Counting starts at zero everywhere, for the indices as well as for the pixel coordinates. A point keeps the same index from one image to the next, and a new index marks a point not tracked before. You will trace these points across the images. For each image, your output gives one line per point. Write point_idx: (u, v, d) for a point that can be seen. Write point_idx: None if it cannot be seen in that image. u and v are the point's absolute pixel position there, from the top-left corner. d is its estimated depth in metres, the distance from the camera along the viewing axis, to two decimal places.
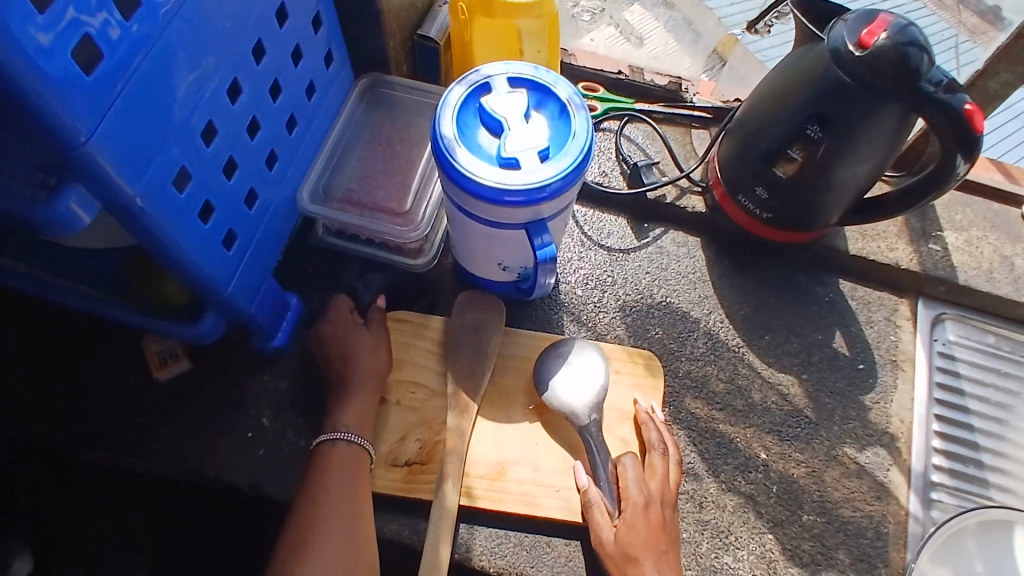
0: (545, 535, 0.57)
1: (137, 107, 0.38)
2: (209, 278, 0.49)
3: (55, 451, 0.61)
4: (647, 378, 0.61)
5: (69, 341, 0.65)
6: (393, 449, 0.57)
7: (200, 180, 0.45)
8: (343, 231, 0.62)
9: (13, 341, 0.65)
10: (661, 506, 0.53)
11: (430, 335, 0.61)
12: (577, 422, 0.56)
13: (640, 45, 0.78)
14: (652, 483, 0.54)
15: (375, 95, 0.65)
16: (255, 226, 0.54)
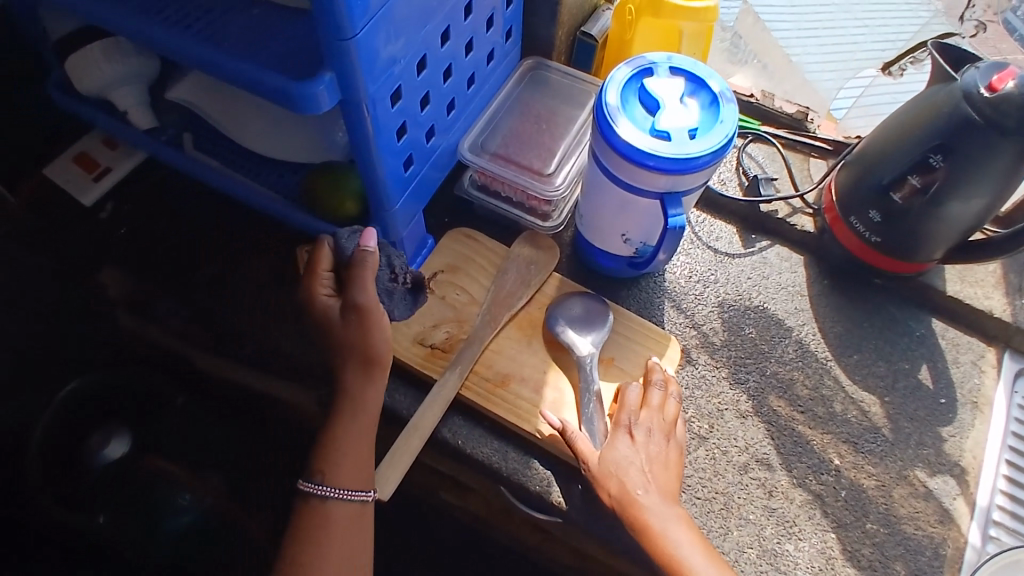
0: None
1: (382, 24, 0.46)
2: (383, 191, 0.58)
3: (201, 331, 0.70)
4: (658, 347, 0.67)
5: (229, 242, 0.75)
6: (424, 331, 0.66)
7: (404, 103, 0.53)
8: (486, 185, 0.70)
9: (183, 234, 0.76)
10: (647, 431, 0.58)
11: (486, 256, 0.70)
12: (576, 354, 0.64)
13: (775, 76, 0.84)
14: (644, 414, 0.59)
15: (534, 75, 0.72)
16: (424, 161, 0.62)
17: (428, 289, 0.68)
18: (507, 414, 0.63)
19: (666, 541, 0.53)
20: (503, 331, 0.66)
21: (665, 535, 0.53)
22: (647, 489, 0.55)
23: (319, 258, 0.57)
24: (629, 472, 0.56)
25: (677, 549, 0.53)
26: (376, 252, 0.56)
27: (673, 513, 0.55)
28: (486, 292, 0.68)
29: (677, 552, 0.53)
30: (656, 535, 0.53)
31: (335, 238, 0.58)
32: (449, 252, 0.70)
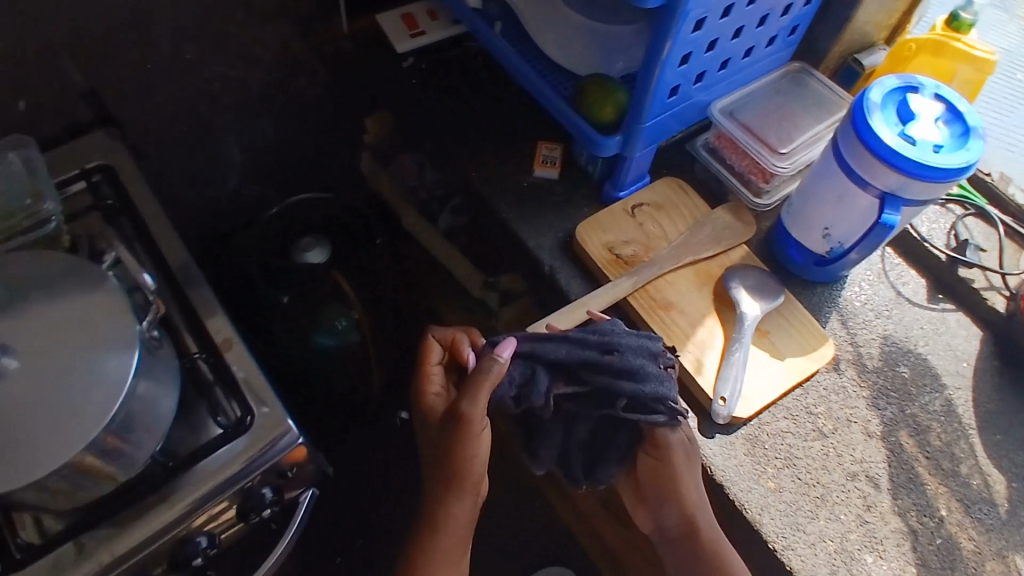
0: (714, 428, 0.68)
1: None
2: (646, 105, 0.67)
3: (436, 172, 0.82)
4: (814, 347, 0.71)
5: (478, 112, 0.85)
6: (616, 240, 0.74)
7: (700, 35, 0.63)
8: (718, 149, 0.78)
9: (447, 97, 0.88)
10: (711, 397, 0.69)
11: (690, 207, 0.78)
12: (738, 313, 0.71)
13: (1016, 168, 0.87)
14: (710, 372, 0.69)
15: (797, 76, 0.80)
16: (683, 100, 0.71)
17: (632, 212, 0.77)
18: (661, 331, 0.70)
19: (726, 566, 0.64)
20: (682, 270, 0.74)
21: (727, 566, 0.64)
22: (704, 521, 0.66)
23: (432, 350, 0.68)
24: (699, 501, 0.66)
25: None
26: (501, 364, 0.63)
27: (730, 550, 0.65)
28: (679, 234, 0.76)
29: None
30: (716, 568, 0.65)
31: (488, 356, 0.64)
32: (660, 191, 0.78)
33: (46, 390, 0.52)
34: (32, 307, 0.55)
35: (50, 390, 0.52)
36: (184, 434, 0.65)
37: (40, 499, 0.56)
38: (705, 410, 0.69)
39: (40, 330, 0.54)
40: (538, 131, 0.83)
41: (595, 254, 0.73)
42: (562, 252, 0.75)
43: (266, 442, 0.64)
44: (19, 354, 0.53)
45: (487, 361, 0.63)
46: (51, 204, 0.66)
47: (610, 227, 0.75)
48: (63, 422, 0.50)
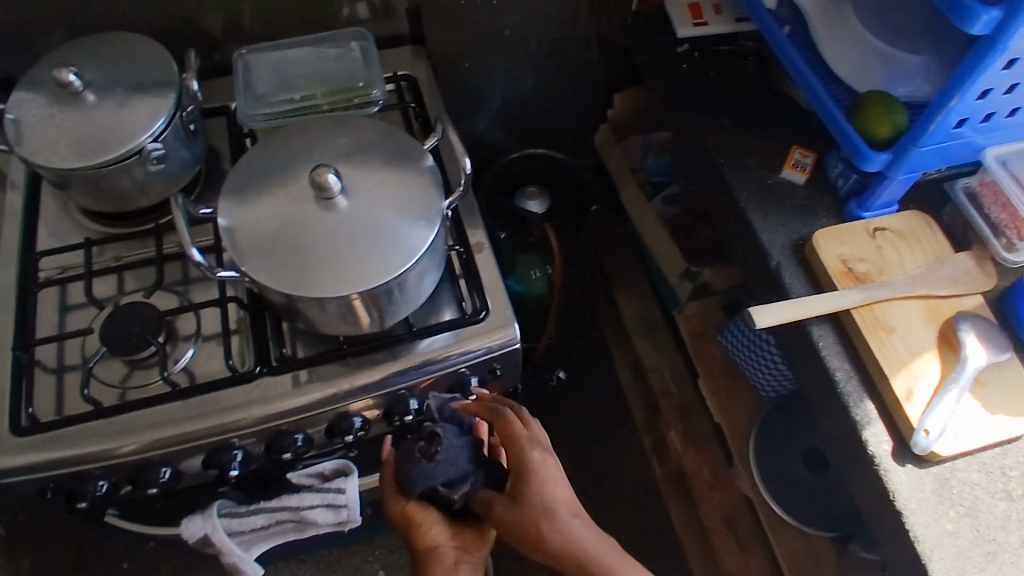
0: (905, 458, 0.68)
1: None
2: (928, 130, 0.69)
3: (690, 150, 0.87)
4: None
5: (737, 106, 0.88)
6: (851, 255, 0.75)
7: (1009, 74, 0.64)
8: (976, 196, 0.77)
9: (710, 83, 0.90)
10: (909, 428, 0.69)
11: (932, 244, 0.77)
12: (961, 354, 0.70)
13: None
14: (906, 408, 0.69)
15: None
16: (962, 137, 0.71)
17: (871, 234, 0.77)
18: (878, 350, 0.70)
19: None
20: (912, 300, 0.74)
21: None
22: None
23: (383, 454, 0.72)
24: (571, 543, 0.62)
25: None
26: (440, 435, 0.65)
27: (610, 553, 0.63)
28: (916, 267, 0.76)
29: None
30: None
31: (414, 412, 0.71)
32: (904, 222, 0.79)
33: (355, 235, 0.59)
34: (363, 163, 0.62)
35: (358, 237, 0.59)
36: (423, 312, 0.73)
37: (317, 321, 0.66)
38: (902, 438, 0.69)
39: (364, 186, 0.61)
40: (792, 135, 0.85)
41: (828, 263, 0.74)
42: (790, 252, 0.77)
43: (490, 337, 0.70)
44: (345, 198, 0.60)
45: (398, 497, 0.70)
46: (378, 91, 0.74)
47: (847, 240, 0.76)
48: (361, 268, 0.58)
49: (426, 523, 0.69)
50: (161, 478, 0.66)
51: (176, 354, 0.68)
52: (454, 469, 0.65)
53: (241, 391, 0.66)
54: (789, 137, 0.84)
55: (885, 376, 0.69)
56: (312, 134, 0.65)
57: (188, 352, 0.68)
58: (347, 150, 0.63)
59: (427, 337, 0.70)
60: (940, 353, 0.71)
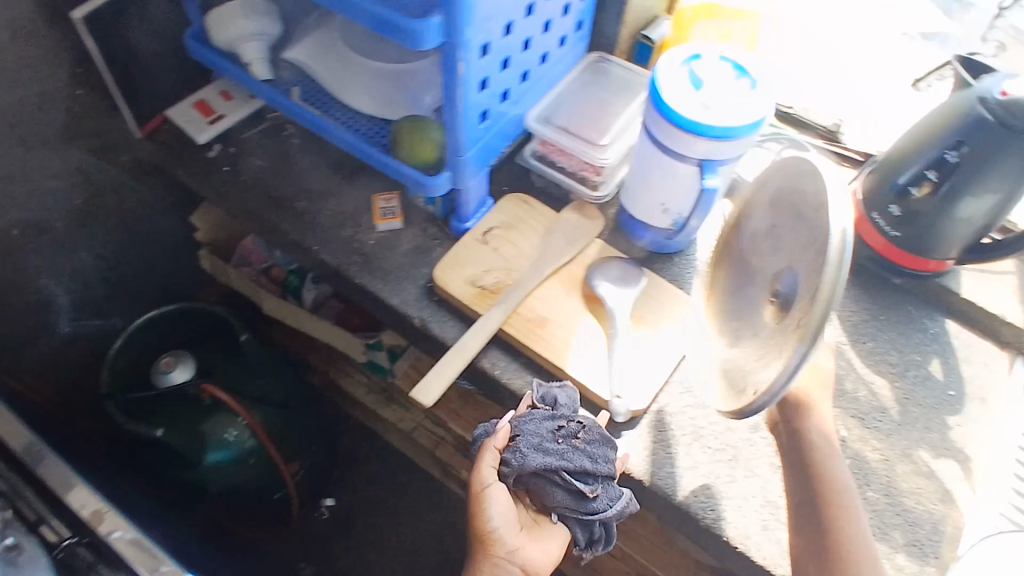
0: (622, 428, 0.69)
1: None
2: (459, 137, 0.65)
3: (286, 248, 0.80)
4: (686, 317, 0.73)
5: (304, 181, 0.82)
6: (476, 273, 0.74)
7: (488, 62, 0.62)
8: (545, 155, 0.79)
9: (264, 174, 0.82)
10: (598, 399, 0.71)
11: (539, 218, 0.78)
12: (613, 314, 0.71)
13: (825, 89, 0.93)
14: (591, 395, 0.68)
15: (597, 67, 0.80)
16: (495, 124, 0.71)
17: (484, 240, 0.76)
18: (544, 350, 0.69)
19: (862, 567, 0.55)
20: (548, 283, 0.74)
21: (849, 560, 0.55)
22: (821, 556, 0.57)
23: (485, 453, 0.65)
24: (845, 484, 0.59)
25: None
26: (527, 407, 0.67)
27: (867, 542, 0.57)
28: (535, 249, 0.76)
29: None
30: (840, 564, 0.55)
31: (517, 423, 0.65)
32: (505, 212, 0.78)
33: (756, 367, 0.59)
34: None
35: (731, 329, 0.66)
36: None
37: None
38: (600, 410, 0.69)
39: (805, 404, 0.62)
40: (373, 184, 0.81)
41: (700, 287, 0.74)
42: (428, 299, 0.74)
43: None
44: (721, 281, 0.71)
45: (483, 476, 0.64)
46: None
47: (466, 259, 0.75)
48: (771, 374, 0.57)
49: (488, 512, 0.63)
50: None
51: None
52: (580, 458, 0.62)
53: None
54: (368, 187, 0.81)
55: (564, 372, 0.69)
56: (818, 168, 0.56)
57: None
58: (752, 279, 0.65)
59: None
60: (590, 326, 0.71)
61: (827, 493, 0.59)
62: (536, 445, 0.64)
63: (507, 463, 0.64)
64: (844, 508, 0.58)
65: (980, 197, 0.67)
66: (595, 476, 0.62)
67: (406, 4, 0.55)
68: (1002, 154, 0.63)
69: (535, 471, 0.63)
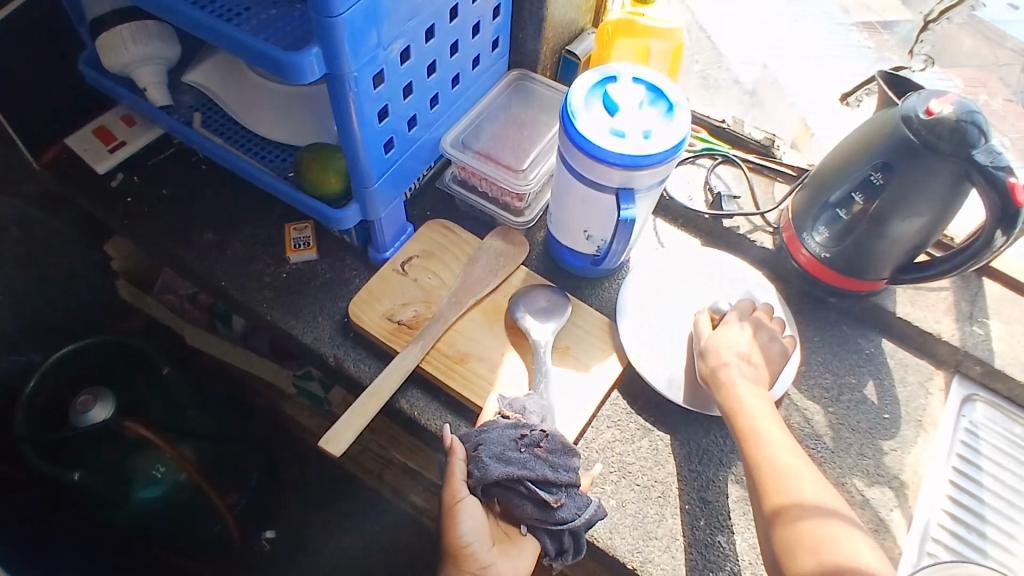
0: None
1: (366, 21, 0.51)
2: (362, 167, 0.62)
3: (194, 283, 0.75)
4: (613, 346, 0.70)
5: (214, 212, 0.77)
6: (393, 307, 0.70)
7: (386, 89, 0.59)
8: (466, 180, 0.75)
9: (171, 205, 0.78)
10: None
11: (461, 245, 0.75)
12: (535, 345, 0.68)
13: None
14: None
15: (518, 86, 0.77)
16: (406, 150, 0.67)
17: (402, 271, 0.73)
18: (463, 388, 0.66)
19: (799, 526, 0.51)
20: (469, 315, 0.71)
21: (786, 496, 0.54)
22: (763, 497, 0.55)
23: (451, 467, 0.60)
24: (775, 448, 0.57)
25: (825, 537, 0.50)
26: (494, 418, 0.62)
27: (809, 478, 0.55)
28: (456, 278, 0.72)
29: (814, 528, 0.51)
30: (778, 500, 0.53)
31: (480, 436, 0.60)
32: (424, 240, 0.75)
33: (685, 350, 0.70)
34: None
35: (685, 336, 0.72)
36: None
37: None
38: None
39: (783, 360, 0.67)
40: (287, 214, 0.77)
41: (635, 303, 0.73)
42: (343, 336, 0.70)
43: None
44: (665, 285, 0.74)
45: (455, 490, 0.59)
46: None
47: (384, 293, 0.71)
48: (753, 353, 0.65)
49: (462, 527, 0.58)
50: None
51: None
52: (543, 466, 0.59)
53: None
54: (281, 217, 0.78)
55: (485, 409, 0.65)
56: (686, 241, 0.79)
57: None
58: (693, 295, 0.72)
59: None
60: (512, 358, 0.68)
61: (758, 459, 0.56)
62: (498, 455, 0.59)
63: (471, 474, 0.59)
64: (772, 471, 0.55)
65: (905, 220, 0.65)
66: (558, 484, 0.59)
67: (286, 33, 0.52)
68: (920, 176, 0.62)
69: (498, 482, 0.59)
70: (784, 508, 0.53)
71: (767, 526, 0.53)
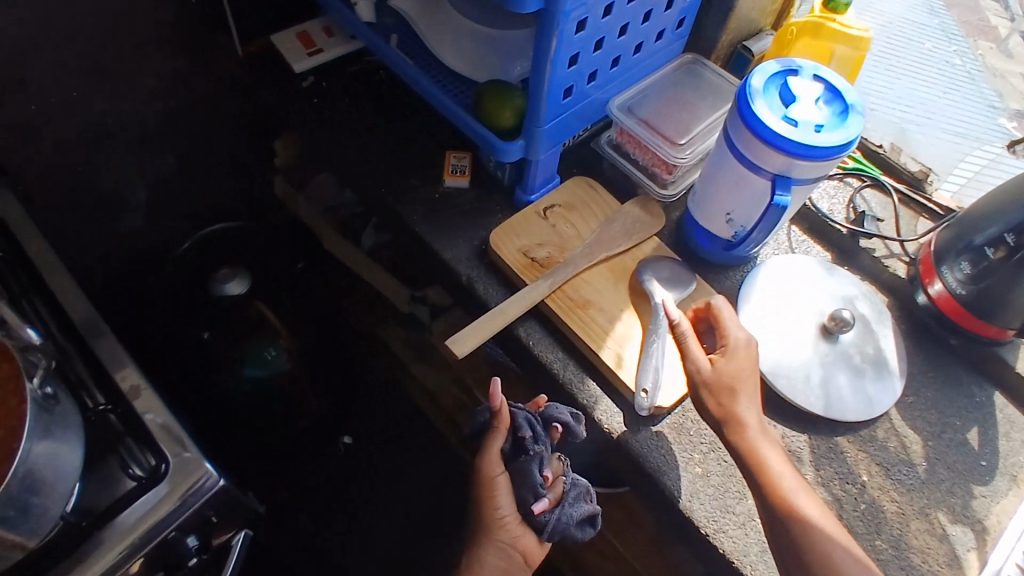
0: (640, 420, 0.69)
1: None
2: (541, 105, 0.67)
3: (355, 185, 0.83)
4: None
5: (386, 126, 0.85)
6: (530, 244, 0.75)
7: (583, 37, 0.63)
8: (620, 145, 0.79)
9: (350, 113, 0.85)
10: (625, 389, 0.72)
11: (601, 204, 0.79)
12: (655, 308, 0.71)
13: (916, 138, 0.92)
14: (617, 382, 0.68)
15: (690, 68, 0.81)
16: (579, 102, 0.72)
17: (544, 215, 0.77)
18: (581, 329, 0.70)
19: (828, 548, 0.57)
20: (597, 267, 0.75)
21: (800, 520, 0.58)
22: (772, 518, 0.59)
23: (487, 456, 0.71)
24: (776, 470, 0.60)
25: (842, 558, 0.56)
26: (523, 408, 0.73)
27: (809, 499, 0.60)
28: (592, 231, 0.77)
29: (831, 551, 0.56)
30: (793, 517, 0.58)
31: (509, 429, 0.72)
32: (569, 191, 0.79)
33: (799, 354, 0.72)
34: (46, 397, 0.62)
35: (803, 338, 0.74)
36: (95, 493, 0.61)
37: None
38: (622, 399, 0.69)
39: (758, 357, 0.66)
40: (448, 142, 0.83)
41: (757, 295, 0.75)
42: (478, 260, 0.76)
43: (185, 487, 0.61)
44: (783, 291, 0.76)
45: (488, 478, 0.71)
46: None
47: (524, 230, 0.76)
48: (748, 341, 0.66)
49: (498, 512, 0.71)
50: None
51: None
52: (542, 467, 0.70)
53: None
54: (442, 143, 0.84)
55: (596, 353, 0.69)
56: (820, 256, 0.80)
57: None
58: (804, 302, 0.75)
59: (114, 521, 0.58)
60: (629, 315, 0.72)
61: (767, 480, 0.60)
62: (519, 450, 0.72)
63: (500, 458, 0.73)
64: (780, 493, 0.59)
65: None
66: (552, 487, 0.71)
67: None
68: None
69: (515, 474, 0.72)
70: (799, 526, 0.57)
71: (786, 543, 0.58)
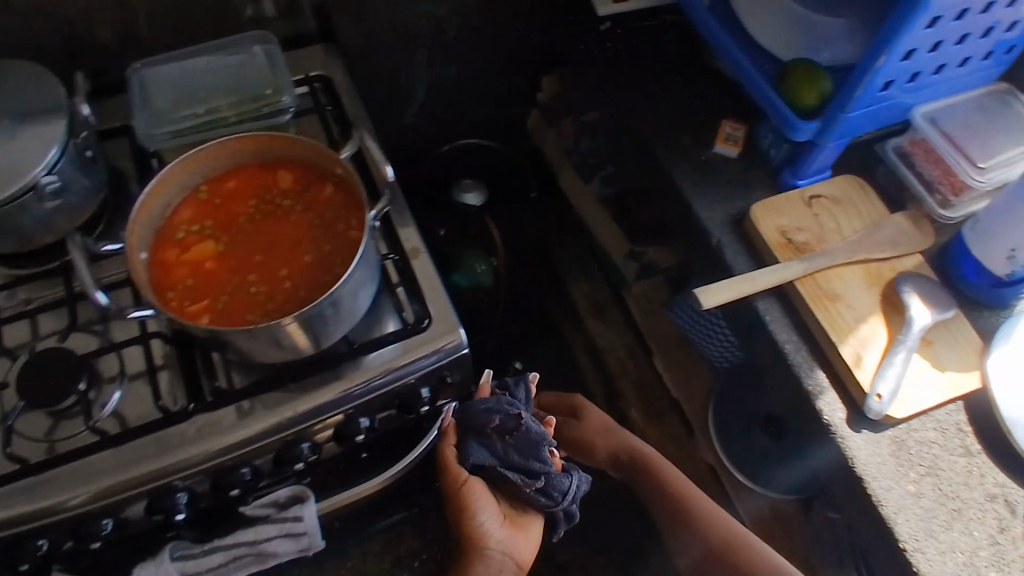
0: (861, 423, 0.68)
1: None
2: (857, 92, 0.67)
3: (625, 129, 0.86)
4: (975, 364, 0.70)
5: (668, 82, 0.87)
6: (791, 225, 0.75)
7: (929, 33, 0.63)
8: (906, 156, 0.78)
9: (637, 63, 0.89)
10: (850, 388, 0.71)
11: (869, 207, 0.78)
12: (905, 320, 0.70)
13: None
14: (849, 379, 0.68)
15: (1003, 97, 0.77)
16: (888, 99, 0.71)
17: (808, 202, 0.77)
18: (824, 319, 0.70)
19: None
20: (851, 266, 0.74)
21: None
22: None
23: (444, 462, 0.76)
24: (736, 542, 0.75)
25: None
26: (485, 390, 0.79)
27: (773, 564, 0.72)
28: (854, 231, 0.76)
29: None
30: None
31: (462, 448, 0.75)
32: (838, 187, 0.79)
33: None
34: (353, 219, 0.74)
35: None
36: (365, 324, 0.70)
37: (249, 351, 0.62)
38: (847, 397, 0.69)
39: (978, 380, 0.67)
40: (725, 111, 0.85)
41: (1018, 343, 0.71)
42: (732, 227, 0.77)
43: (437, 346, 0.67)
44: None
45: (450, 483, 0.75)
46: (288, 97, 0.71)
47: (786, 211, 0.77)
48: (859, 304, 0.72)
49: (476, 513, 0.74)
50: (176, 507, 0.64)
51: (102, 400, 0.64)
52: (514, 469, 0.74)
53: (175, 433, 0.63)
54: (719, 111, 0.85)
55: (835, 346, 0.69)
56: None
57: (114, 397, 0.64)
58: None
59: (373, 350, 0.67)
60: (875, 320, 0.71)
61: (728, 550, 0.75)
62: (483, 446, 0.75)
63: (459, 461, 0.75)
64: None
65: None
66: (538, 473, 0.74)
67: None
68: None
69: (489, 467, 0.75)
70: None
71: None
